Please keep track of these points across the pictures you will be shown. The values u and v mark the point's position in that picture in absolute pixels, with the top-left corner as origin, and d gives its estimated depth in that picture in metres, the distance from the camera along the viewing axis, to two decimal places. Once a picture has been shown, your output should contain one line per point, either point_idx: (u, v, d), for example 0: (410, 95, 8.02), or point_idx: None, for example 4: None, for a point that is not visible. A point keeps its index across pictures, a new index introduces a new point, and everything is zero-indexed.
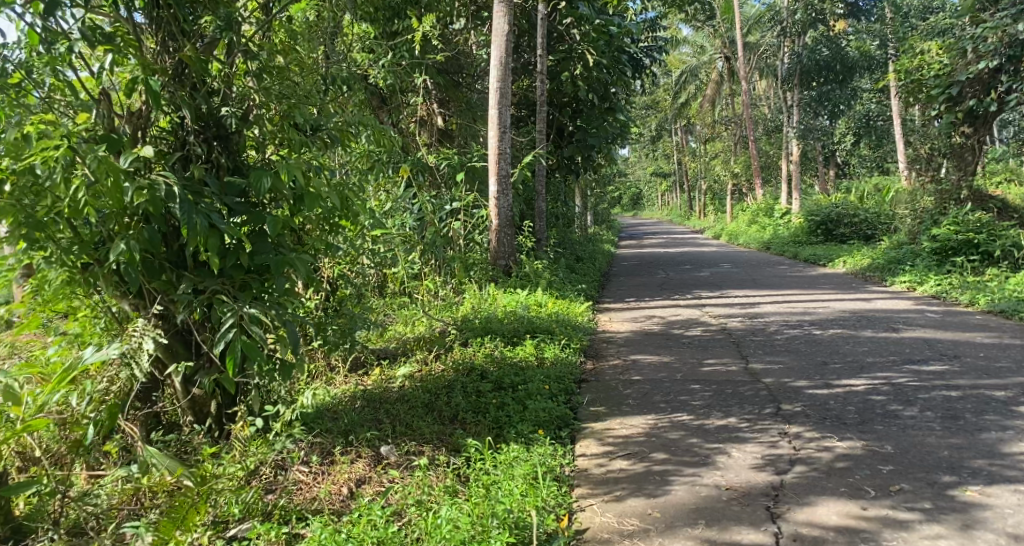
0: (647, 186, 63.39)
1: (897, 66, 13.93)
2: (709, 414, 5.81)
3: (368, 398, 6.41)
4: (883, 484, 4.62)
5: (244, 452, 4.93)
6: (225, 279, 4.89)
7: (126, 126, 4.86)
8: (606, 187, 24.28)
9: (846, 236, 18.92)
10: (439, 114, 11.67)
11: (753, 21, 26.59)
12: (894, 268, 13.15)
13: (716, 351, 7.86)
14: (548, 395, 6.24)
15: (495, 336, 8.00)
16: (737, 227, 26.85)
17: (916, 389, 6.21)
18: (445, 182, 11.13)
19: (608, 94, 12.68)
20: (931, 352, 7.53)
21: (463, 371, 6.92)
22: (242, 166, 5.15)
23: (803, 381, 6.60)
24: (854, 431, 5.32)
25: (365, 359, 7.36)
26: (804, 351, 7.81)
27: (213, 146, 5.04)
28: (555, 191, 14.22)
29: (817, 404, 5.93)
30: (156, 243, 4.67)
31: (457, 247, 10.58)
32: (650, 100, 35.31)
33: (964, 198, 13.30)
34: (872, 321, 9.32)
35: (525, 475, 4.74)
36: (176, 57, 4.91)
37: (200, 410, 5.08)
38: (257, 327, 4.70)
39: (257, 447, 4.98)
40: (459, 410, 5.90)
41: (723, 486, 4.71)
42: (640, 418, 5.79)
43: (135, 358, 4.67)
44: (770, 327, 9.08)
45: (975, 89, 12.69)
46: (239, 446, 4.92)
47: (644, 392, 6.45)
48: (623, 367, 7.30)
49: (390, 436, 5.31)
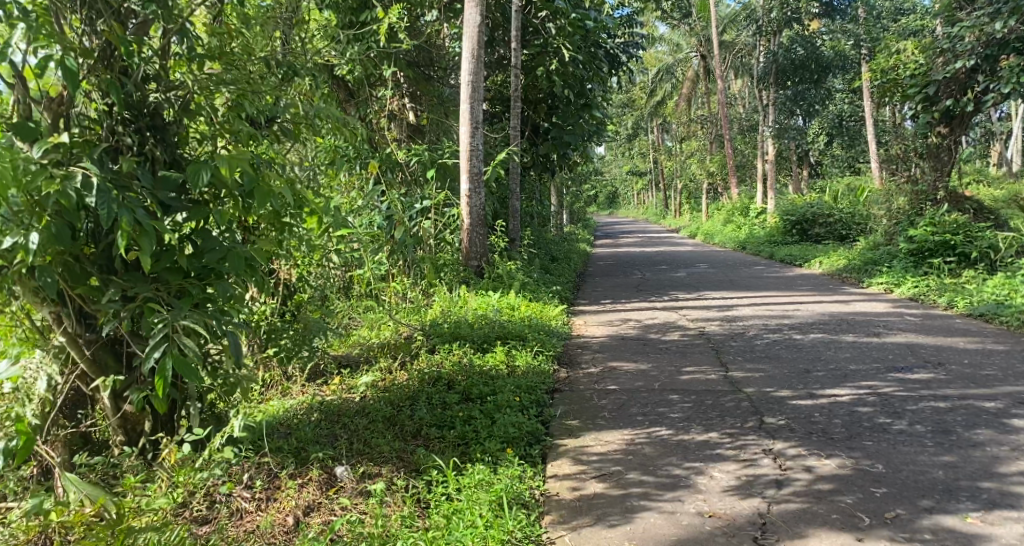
0: (622, 184, 63.27)
1: (874, 65, 13.72)
2: (689, 428, 5.48)
3: (327, 410, 6.03)
4: (877, 511, 4.31)
5: (171, 483, 4.53)
6: (160, 284, 4.58)
7: (43, 112, 4.47)
8: (581, 186, 23.93)
9: (821, 236, 18.70)
10: (409, 109, 11.37)
11: (729, 19, 26.40)
12: (871, 269, 12.94)
13: (695, 358, 7.54)
14: (518, 407, 5.87)
15: (465, 342, 7.62)
16: (712, 227, 26.67)
17: (903, 400, 5.91)
18: (416, 178, 10.73)
19: (584, 90, 12.28)
20: (915, 358, 7.23)
21: (428, 380, 6.54)
22: (181, 161, 4.83)
23: (786, 391, 6.28)
24: (842, 447, 5.01)
25: (325, 368, 7.05)
26: (785, 357, 7.50)
27: (147, 137, 4.68)
28: (530, 190, 13.89)
29: (802, 417, 5.61)
30: (66, 243, 4.21)
31: (427, 247, 10.22)
32: (627, 99, 35.10)
33: (941, 199, 13.10)
34: (853, 325, 9.03)
35: (491, 503, 4.39)
36: (102, 37, 4.55)
37: (132, 428, 4.75)
38: (189, 344, 4.37)
39: (184, 477, 4.54)
40: (423, 424, 5.55)
41: (705, 513, 4.37)
42: (616, 433, 5.44)
43: (27, 399, 4.47)
44: (749, 332, 8.77)
45: (951, 88, 12.45)
46: (166, 476, 4.52)
47: (620, 403, 6.11)
48: (599, 376, 6.96)
49: (344, 456, 4.98)
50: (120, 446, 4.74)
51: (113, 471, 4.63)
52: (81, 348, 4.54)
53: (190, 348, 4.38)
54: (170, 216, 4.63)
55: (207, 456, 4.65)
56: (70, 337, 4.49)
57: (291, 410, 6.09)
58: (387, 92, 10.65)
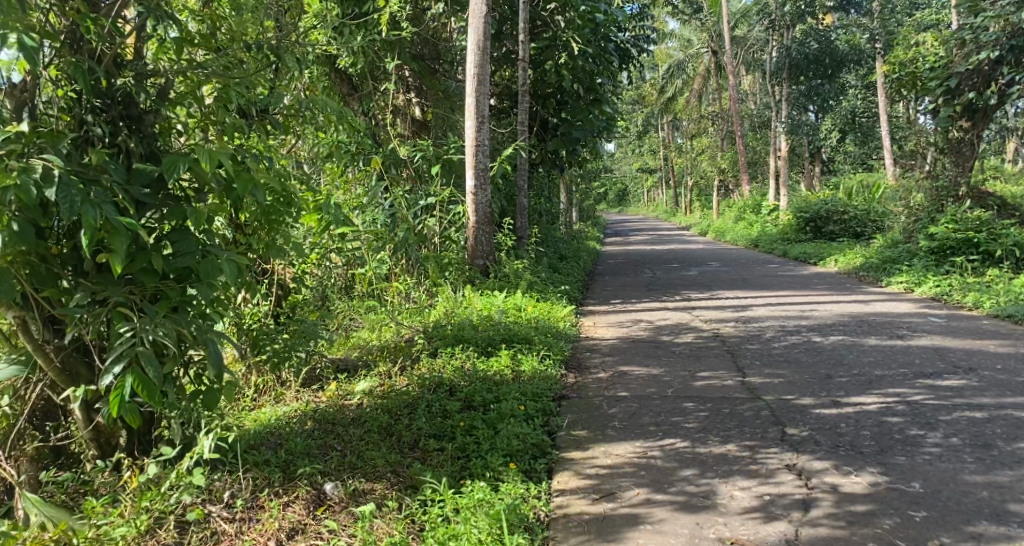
0: (632, 182, 62.74)
1: (891, 58, 13.31)
2: (705, 440, 5.10)
3: (322, 418, 5.71)
4: (918, 537, 3.93)
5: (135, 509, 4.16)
6: (134, 286, 4.23)
7: (5, 101, 4.16)
8: (590, 184, 23.51)
9: (836, 233, 18.23)
10: (415, 103, 10.94)
11: (741, 14, 25.98)
12: (889, 268, 12.51)
13: (710, 363, 7.15)
14: (522, 416, 5.51)
15: (468, 345, 7.27)
16: (724, 224, 26.25)
17: (935, 409, 5.52)
18: (421, 174, 10.26)
19: (595, 85, 11.87)
20: (944, 363, 6.82)
21: (430, 386, 6.20)
22: (158, 153, 4.48)
23: (808, 399, 5.90)
24: (874, 463, 4.62)
25: (321, 372, 6.71)
26: (805, 362, 7.11)
27: (120, 127, 4.36)
28: (537, 187, 13.51)
29: (827, 428, 5.23)
30: (29, 242, 3.89)
31: (431, 245, 9.71)
32: (637, 96, 34.68)
33: (963, 195, 12.61)
34: (875, 327, 8.62)
35: (491, 527, 4.05)
36: (71, 18, 4.22)
37: (106, 442, 4.40)
38: (150, 368, 4.04)
39: (148, 503, 4.18)
40: (422, 434, 5.23)
41: (726, 538, 4.01)
42: (627, 446, 5.07)
43: None
44: (766, 334, 8.38)
45: (974, 81, 12.00)
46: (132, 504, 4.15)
47: (632, 412, 5.73)
48: (608, 381, 6.58)
49: (334, 470, 4.66)
50: (93, 461, 4.39)
51: (85, 488, 4.31)
52: (48, 356, 4.18)
53: (151, 370, 4.05)
54: (143, 214, 4.29)
55: (172, 481, 4.28)
56: (36, 346, 4.15)
57: (284, 418, 5.78)
58: (389, 85, 10.18)
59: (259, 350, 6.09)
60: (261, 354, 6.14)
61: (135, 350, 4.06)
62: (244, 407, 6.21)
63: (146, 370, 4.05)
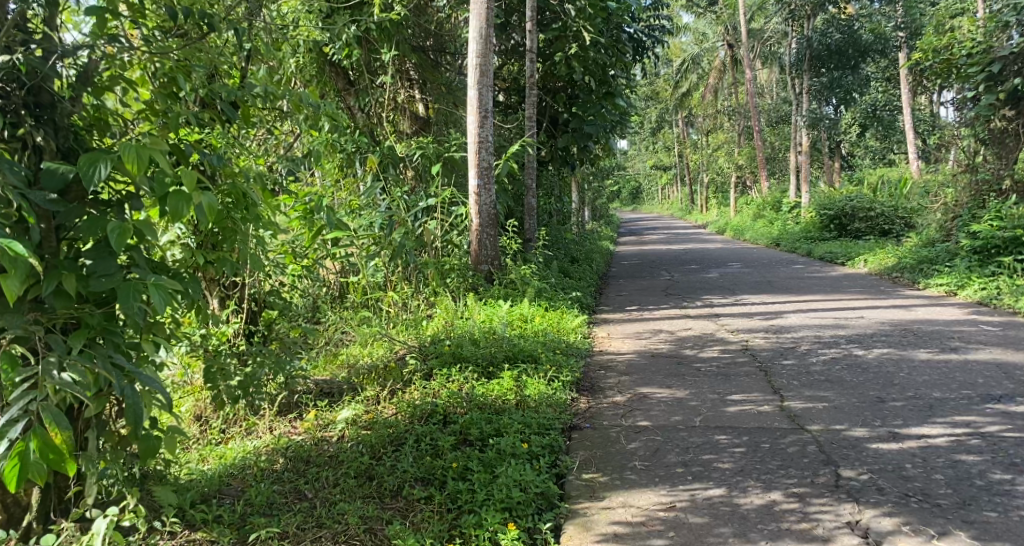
0: (646, 179, 61.73)
1: (923, 43, 12.32)
2: (744, 486, 4.28)
3: (296, 455, 4.95)
4: None
5: None
6: (43, 311, 3.54)
7: None
8: (603, 182, 22.60)
9: (862, 231, 17.29)
10: (417, 100, 9.95)
11: (757, 5, 24.88)
12: (927, 269, 11.59)
13: (740, 383, 6.29)
14: (525, 456, 4.67)
15: (467, 365, 6.41)
16: (742, 222, 25.33)
17: (1017, 445, 4.67)
18: (421, 173, 9.40)
19: (607, 77, 10.97)
20: (1013, 385, 5.94)
21: (420, 416, 5.38)
22: (79, 149, 3.75)
23: (861, 430, 5.05)
24: (957, 524, 3.84)
25: (300, 400, 5.91)
26: (851, 381, 6.24)
27: (27, 118, 3.60)
28: (548, 185, 12.53)
29: (890, 469, 4.40)
30: None
31: (431, 250, 8.71)
32: (651, 91, 33.71)
33: (1007, 188, 11.47)
34: (924, 338, 7.73)
35: None
36: None
37: (14, 505, 3.69)
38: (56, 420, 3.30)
39: None
40: (408, 478, 4.50)
41: None
42: (650, 496, 4.27)
43: None
44: (800, 348, 7.49)
45: (1019, 65, 11.02)
46: None
47: (654, 447, 4.91)
48: (627, 407, 5.74)
49: (295, 532, 4.04)
50: None
51: None
52: None
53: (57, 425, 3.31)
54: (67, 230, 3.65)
55: None
56: None
57: (251, 456, 5.02)
58: (387, 78, 9.22)
59: (214, 380, 5.28)
60: (221, 385, 5.36)
61: (34, 405, 3.32)
62: (208, 443, 5.46)
63: (54, 430, 3.32)
